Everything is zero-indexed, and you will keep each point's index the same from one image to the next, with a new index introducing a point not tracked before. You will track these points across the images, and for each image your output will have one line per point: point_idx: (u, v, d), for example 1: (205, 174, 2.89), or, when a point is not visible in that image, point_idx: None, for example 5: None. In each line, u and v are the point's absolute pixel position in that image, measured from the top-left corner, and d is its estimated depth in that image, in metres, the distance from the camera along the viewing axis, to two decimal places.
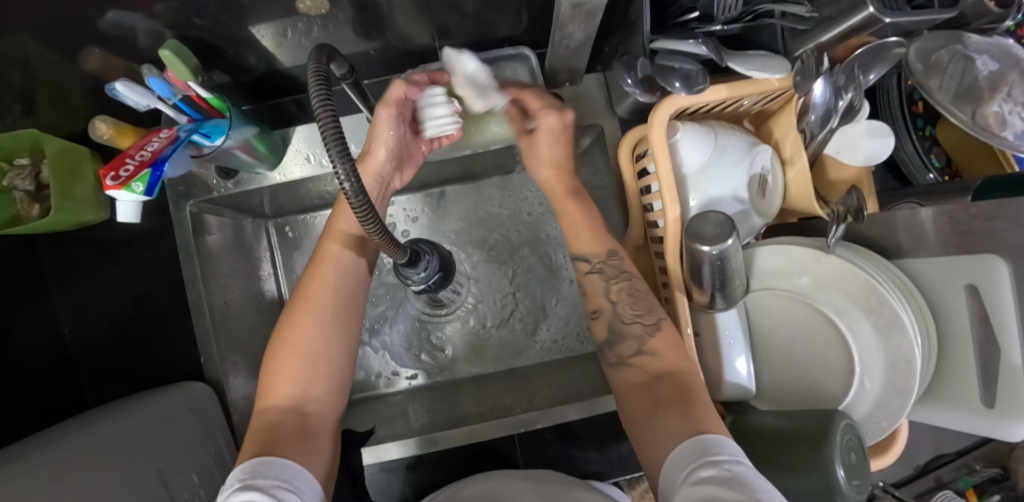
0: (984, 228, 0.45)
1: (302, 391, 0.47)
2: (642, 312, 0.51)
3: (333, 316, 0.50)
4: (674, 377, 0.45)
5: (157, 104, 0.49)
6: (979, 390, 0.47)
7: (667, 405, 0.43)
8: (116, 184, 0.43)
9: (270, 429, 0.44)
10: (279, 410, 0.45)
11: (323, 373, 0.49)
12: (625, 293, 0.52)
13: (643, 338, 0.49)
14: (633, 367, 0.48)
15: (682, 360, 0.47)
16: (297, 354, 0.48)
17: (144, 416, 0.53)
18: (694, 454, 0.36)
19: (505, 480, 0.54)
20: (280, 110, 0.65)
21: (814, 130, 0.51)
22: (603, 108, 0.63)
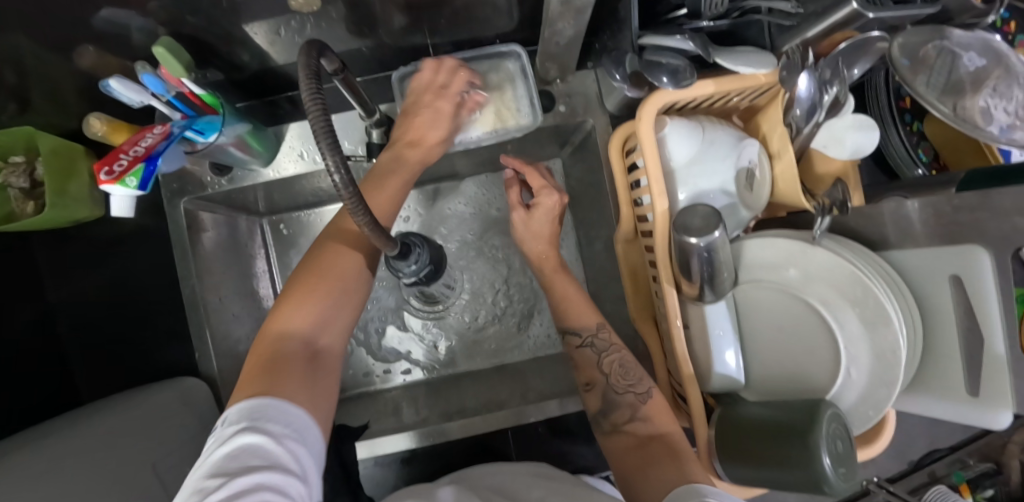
0: (968, 220, 0.45)
1: (308, 331, 0.43)
2: (635, 381, 0.54)
3: (350, 266, 0.46)
4: (663, 443, 0.49)
5: (150, 101, 0.49)
6: (964, 380, 0.47)
7: (659, 461, 0.47)
8: (109, 178, 0.43)
9: (276, 361, 0.40)
10: (287, 342, 0.42)
11: (330, 313, 0.45)
12: (617, 365, 0.56)
13: (635, 406, 0.53)
14: (626, 432, 0.52)
15: (671, 424, 0.51)
16: (307, 300, 0.44)
17: (137, 411, 0.53)
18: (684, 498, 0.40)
19: (494, 478, 0.54)
20: (274, 107, 0.65)
21: (800, 123, 0.52)
22: (594, 104, 0.64)
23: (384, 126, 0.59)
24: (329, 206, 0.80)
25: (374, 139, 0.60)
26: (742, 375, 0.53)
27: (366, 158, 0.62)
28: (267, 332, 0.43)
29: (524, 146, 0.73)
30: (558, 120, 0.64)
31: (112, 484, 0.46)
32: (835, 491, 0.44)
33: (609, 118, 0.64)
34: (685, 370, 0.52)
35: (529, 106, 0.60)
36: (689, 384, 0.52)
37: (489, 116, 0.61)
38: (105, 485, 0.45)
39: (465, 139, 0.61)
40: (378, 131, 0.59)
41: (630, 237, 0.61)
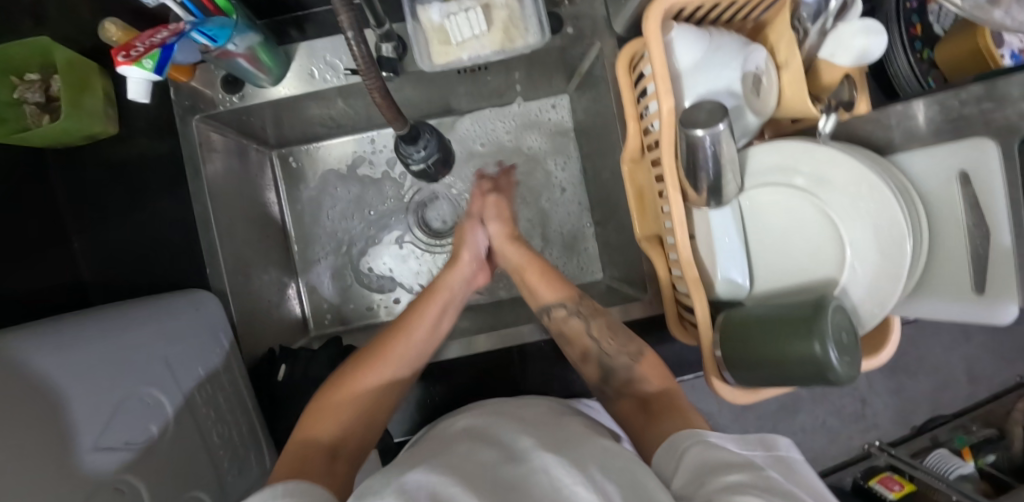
0: (974, 113, 0.45)
1: (384, 392, 0.56)
2: (624, 343, 0.59)
3: (380, 389, 0.55)
4: (661, 399, 0.54)
5: (163, 0, 0.48)
6: (970, 277, 0.47)
7: (667, 412, 0.52)
8: (126, 60, 0.44)
9: (300, 461, 0.45)
10: (312, 449, 0.47)
11: (388, 403, 0.56)
12: (604, 329, 0.60)
13: (630, 367, 0.58)
14: (628, 395, 0.57)
15: (667, 380, 0.57)
16: (412, 336, 0.60)
17: (145, 311, 0.54)
18: (692, 438, 0.44)
19: (507, 402, 0.57)
20: (283, 29, 0.65)
21: (806, 25, 0.52)
22: (602, 27, 0.63)
23: (393, 39, 0.59)
24: (336, 142, 0.83)
25: (384, 54, 0.59)
26: (748, 281, 0.54)
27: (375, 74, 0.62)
28: (395, 334, 0.59)
29: (531, 76, 0.74)
30: (565, 43, 0.65)
31: (128, 368, 0.47)
32: (840, 379, 0.44)
33: (616, 41, 0.63)
34: (691, 274, 0.52)
35: (537, 25, 0.61)
36: (695, 289, 0.52)
37: (497, 34, 0.60)
38: (121, 367, 0.46)
39: (474, 56, 0.61)
40: (389, 45, 0.59)
41: (636, 156, 0.61)
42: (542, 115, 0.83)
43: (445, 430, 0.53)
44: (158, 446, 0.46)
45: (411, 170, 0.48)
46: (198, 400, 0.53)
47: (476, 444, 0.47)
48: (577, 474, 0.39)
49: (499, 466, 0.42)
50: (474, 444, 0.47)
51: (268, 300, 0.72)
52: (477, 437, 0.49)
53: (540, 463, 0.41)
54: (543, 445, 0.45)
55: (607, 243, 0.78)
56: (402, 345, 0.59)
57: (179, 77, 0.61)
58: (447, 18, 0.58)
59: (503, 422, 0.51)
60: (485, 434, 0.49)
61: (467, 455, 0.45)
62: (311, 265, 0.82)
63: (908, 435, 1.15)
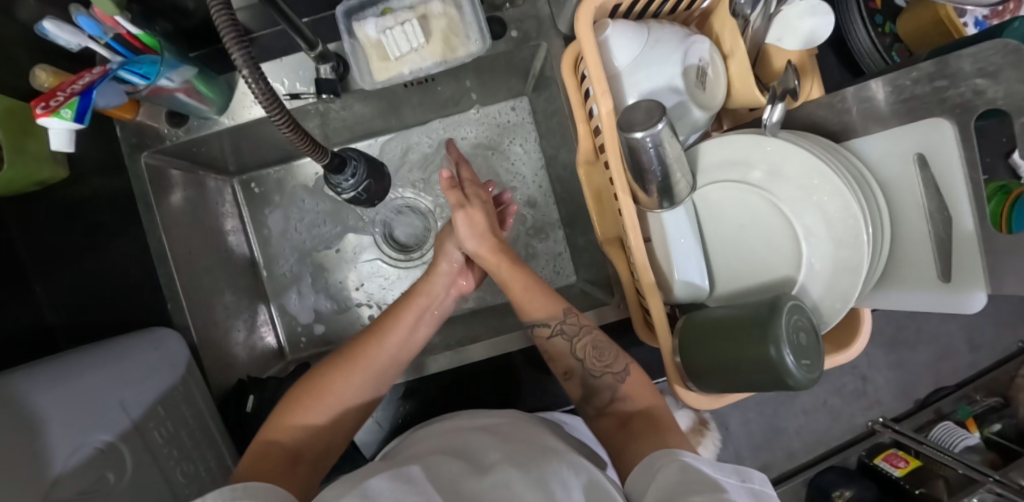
0: (927, 92, 0.43)
1: (356, 401, 0.55)
2: (610, 362, 0.56)
3: (351, 391, 0.54)
4: (638, 421, 0.52)
5: (88, 44, 0.48)
6: (935, 265, 0.45)
7: (645, 433, 0.50)
8: (44, 111, 0.44)
9: (263, 463, 0.47)
10: (276, 451, 0.49)
11: (361, 409, 0.56)
12: (590, 347, 0.57)
13: (615, 386, 0.55)
14: (610, 414, 0.55)
15: (652, 398, 0.54)
16: (390, 343, 0.58)
17: (102, 351, 0.54)
18: (666, 456, 0.44)
19: (476, 417, 0.55)
20: (226, 54, 0.64)
21: (746, 11, 0.50)
22: (547, 27, 0.62)
23: (330, 60, 0.58)
24: (301, 161, 0.83)
25: (323, 75, 0.59)
26: (708, 281, 0.52)
27: (316, 96, 0.61)
28: (371, 337, 0.58)
29: (485, 82, 0.73)
30: (511, 46, 0.63)
31: (78, 413, 0.47)
32: (799, 383, 0.42)
33: (562, 40, 0.62)
34: (647, 279, 0.50)
35: (479, 31, 0.59)
36: (652, 293, 0.50)
37: (437, 44, 0.58)
38: (68, 414, 0.46)
39: (416, 69, 0.59)
40: (326, 65, 0.58)
41: (590, 158, 0.59)
42: (503, 119, 0.81)
43: (409, 448, 0.51)
44: (112, 490, 0.46)
45: (343, 199, 0.47)
46: (159, 438, 0.53)
47: (446, 455, 0.46)
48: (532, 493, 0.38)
49: (462, 476, 0.41)
50: (446, 457, 0.45)
51: (236, 328, 0.72)
52: (448, 451, 0.47)
53: (503, 477, 0.40)
54: (511, 460, 0.43)
55: (577, 245, 0.77)
56: (380, 351, 0.57)
57: (124, 115, 0.60)
58: (383, 32, 0.56)
59: (471, 437, 0.50)
60: (452, 448, 0.48)
61: (433, 465, 0.43)
62: (283, 289, 0.82)
63: (913, 410, 1.10)
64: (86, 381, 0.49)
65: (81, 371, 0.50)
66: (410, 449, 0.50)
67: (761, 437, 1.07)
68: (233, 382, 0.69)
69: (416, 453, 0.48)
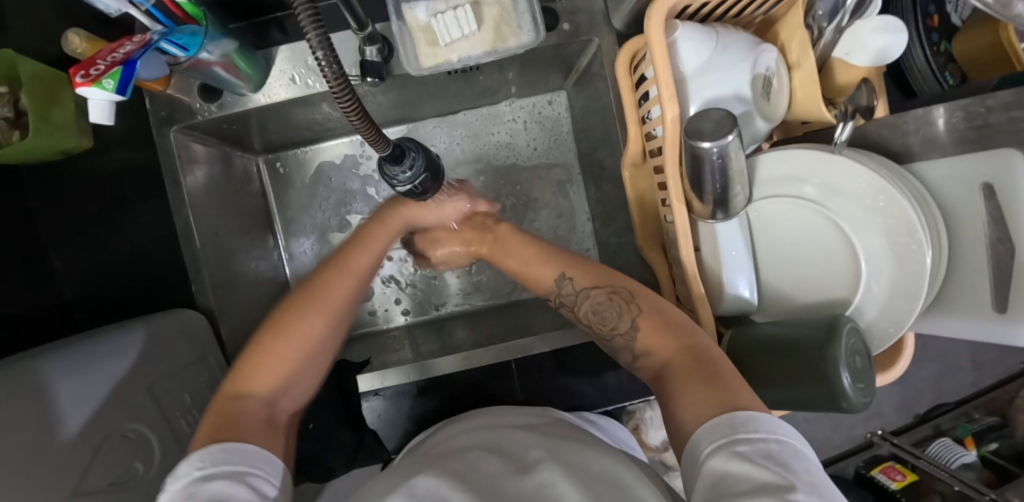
0: (1001, 121, 0.41)
1: (322, 343, 0.50)
2: (613, 323, 0.50)
3: (309, 328, 0.49)
4: (678, 367, 0.43)
5: (128, 10, 0.45)
6: (991, 296, 0.44)
7: (681, 382, 0.42)
8: (85, 80, 0.41)
9: (235, 419, 0.42)
10: (249, 406, 0.44)
11: (326, 355, 0.51)
12: (592, 310, 0.52)
13: (630, 343, 0.49)
14: (644, 367, 0.48)
15: (675, 344, 0.45)
16: (345, 278, 0.54)
17: (124, 335, 0.52)
18: (728, 430, 0.35)
19: (509, 416, 0.51)
20: (263, 29, 0.62)
21: (822, 24, 0.49)
22: (600, 22, 0.60)
23: (377, 42, 0.56)
24: (329, 143, 0.80)
25: (368, 57, 0.57)
26: (757, 297, 0.51)
27: (359, 79, 0.59)
28: (324, 276, 0.53)
29: (526, 73, 0.71)
30: (562, 39, 0.61)
31: (105, 402, 0.46)
32: (853, 407, 0.41)
33: (615, 37, 0.60)
34: (696, 291, 0.49)
35: (532, 22, 0.56)
36: (701, 304, 0.49)
37: (489, 32, 0.56)
38: (96, 400, 0.45)
39: (464, 57, 0.57)
40: (372, 48, 0.56)
41: (638, 162, 0.57)
42: (538, 112, 0.80)
43: (449, 441, 0.47)
44: (142, 481, 0.46)
45: (398, 191, 0.44)
46: (185, 427, 0.52)
47: (485, 453, 0.41)
48: (582, 490, 0.35)
49: (503, 477, 0.37)
50: (489, 454, 0.41)
51: (260, 312, 0.70)
52: (488, 447, 0.43)
53: (548, 475, 0.36)
54: (553, 455, 0.40)
55: (608, 246, 0.76)
56: (338, 287, 0.53)
57: (156, 87, 0.57)
58: (434, 17, 0.54)
59: (515, 432, 0.45)
60: (495, 444, 0.43)
61: (468, 466, 0.39)
62: (303, 272, 0.80)
63: (911, 424, 1.10)
64: (109, 368, 0.47)
65: (108, 354, 0.49)
66: (446, 443, 0.47)
67: None
68: None
69: (455, 448, 0.45)
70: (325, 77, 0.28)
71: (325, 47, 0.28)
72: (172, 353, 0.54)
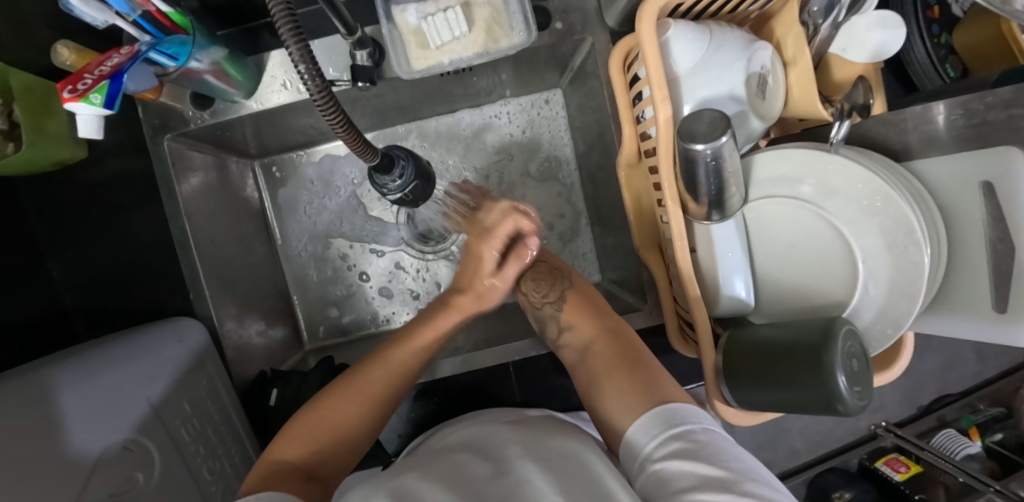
0: (1001, 118, 0.40)
1: (361, 428, 0.50)
2: (546, 291, 0.58)
3: (359, 403, 0.50)
4: (598, 348, 0.51)
5: (115, 21, 0.45)
6: (991, 296, 0.43)
7: (619, 370, 0.47)
8: (72, 95, 0.41)
9: (272, 476, 0.43)
10: (286, 466, 0.45)
11: (365, 436, 0.50)
12: (529, 280, 0.60)
13: (557, 317, 0.57)
14: (566, 346, 0.56)
15: (593, 326, 0.54)
16: (394, 368, 0.53)
17: (113, 352, 0.52)
18: (658, 427, 0.38)
19: (489, 416, 0.51)
20: (254, 35, 0.62)
21: (817, 20, 0.49)
22: (593, 20, 0.59)
23: (367, 46, 0.55)
24: (323, 145, 0.80)
25: (359, 62, 0.56)
26: (753, 298, 0.51)
27: (350, 83, 0.59)
28: (390, 349, 0.54)
29: (520, 73, 0.70)
30: (555, 39, 0.61)
31: (101, 415, 0.46)
32: (849, 410, 0.41)
33: (609, 35, 0.59)
34: (693, 293, 0.49)
35: (524, 22, 0.55)
36: (697, 306, 0.49)
37: (480, 34, 0.55)
38: (92, 419, 0.45)
39: (456, 59, 0.56)
40: (363, 52, 0.56)
41: (633, 161, 0.57)
42: (535, 112, 0.79)
43: (442, 441, 0.47)
44: (142, 492, 0.46)
45: (389, 200, 0.44)
46: (186, 436, 0.53)
47: (474, 453, 0.41)
48: (556, 483, 0.35)
49: (484, 479, 0.37)
50: (476, 454, 0.41)
51: (261, 317, 0.71)
52: (476, 446, 0.43)
53: (525, 472, 0.36)
54: (533, 453, 0.39)
55: (605, 245, 0.76)
56: (385, 377, 0.52)
57: (151, 95, 0.56)
58: (424, 19, 0.53)
59: (501, 430, 0.45)
60: (482, 445, 0.43)
61: (455, 467, 0.39)
62: (301, 274, 0.80)
63: (915, 416, 1.05)
64: (102, 386, 0.48)
65: (106, 366, 0.50)
66: (440, 443, 0.47)
67: (766, 436, 1.04)
68: (255, 373, 0.68)
69: (447, 447, 0.45)
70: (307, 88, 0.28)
71: (306, 57, 0.28)
72: (169, 364, 0.54)
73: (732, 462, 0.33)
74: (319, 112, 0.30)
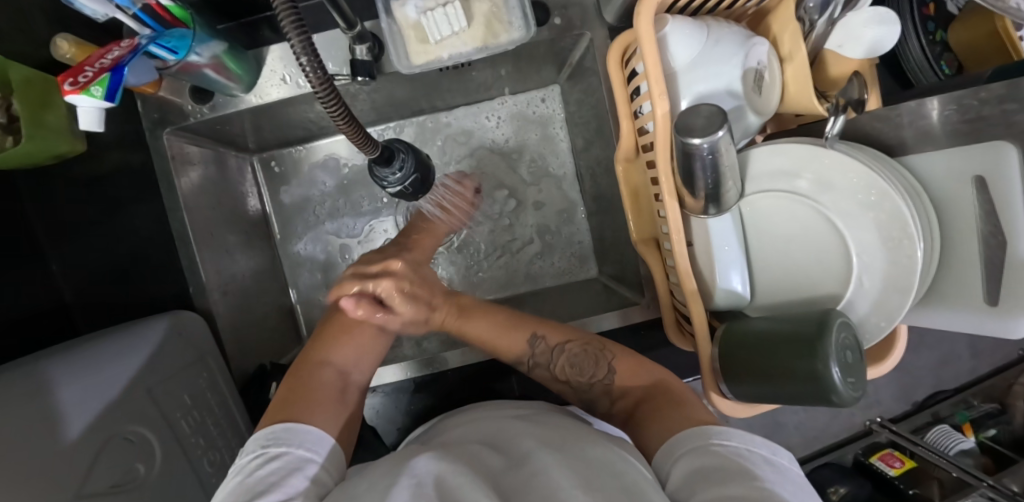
0: (995, 113, 0.41)
1: (392, 320, 0.57)
2: (592, 373, 0.54)
3: (384, 304, 0.57)
4: (647, 403, 0.49)
5: (116, 14, 0.44)
6: (983, 289, 0.44)
7: (661, 410, 0.47)
8: (74, 88, 0.41)
9: (316, 384, 0.48)
10: (326, 375, 0.50)
11: (393, 329, 0.58)
12: (568, 367, 0.55)
13: (607, 385, 0.54)
14: (618, 413, 0.53)
15: (648, 378, 0.52)
16: (414, 263, 0.62)
17: (109, 347, 0.52)
18: (701, 436, 0.39)
19: (493, 412, 0.50)
20: (253, 29, 0.62)
21: (813, 17, 0.50)
22: (592, 16, 0.60)
23: (366, 41, 0.56)
24: (322, 141, 0.80)
25: (359, 56, 0.57)
26: (749, 291, 0.52)
27: (350, 77, 0.59)
28: (401, 257, 0.61)
29: (519, 68, 0.71)
30: (554, 34, 0.61)
31: (102, 408, 0.46)
32: (844, 401, 0.41)
33: (607, 31, 0.60)
34: (690, 287, 0.49)
35: (522, 17, 0.56)
36: (694, 299, 0.50)
37: (479, 29, 0.55)
38: (94, 410, 0.45)
39: (455, 54, 0.56)
40: (362, 47, 0.56)
41: (630, 156, 0.57)
42: (533, 108, 0.80)
43: (440, 435, 0.48)
44: (144, 481, 0.47)
45: (388, 191, 0.45)
46: (186, 428, 0.53)
47: (482, 448, 0.41)
48: (565, 474, 0.35)
49: (499, 474, 0.37)
50: (484, 448, 0.41)
51: (260, 311, 0.72)
52: (481, 441, 0.43)
53: (544, 465, 0.36)
54: (546, 445, 0.40)
55: (603, 240, 0.76)
56: (407, 269, 0.60)
57: (149, 89, 0.58)
58: (423, 14, 0.53)
59: (510, 425, 0.45)
60: (492, 439, 0.43)
61: (463, 458, 0.39)
62: (300, 268, 0.81)
63: (909, 412, 1.07)
64: (101, 379, 0.47)
65: (107, 360, 0.50)
66: (441, 437, 0.47)
67: (760, 431, 1.04)
68: (255, 367, 0.68)
69: (448, 441, 0.45)
70: (309, 81, 0.29)
71: (308, 50, 0.28)
72: (169, 356, 0.54)
73: (766, 478, 0.33)
74: (320, 105, 0.32)
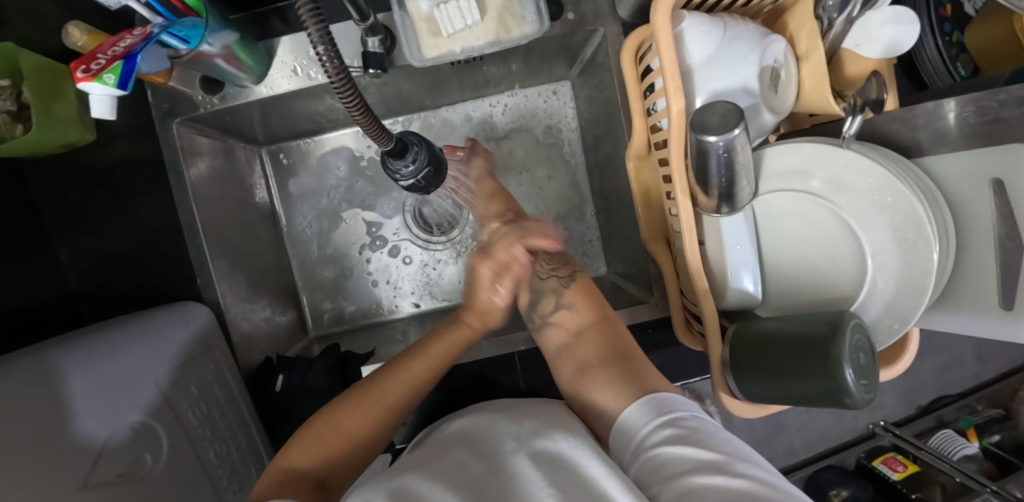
0: (1014, 115, 0.41)
1: (378, 424, 0.52)
2: (556, 270, 0.64)
3: (362, 413, 0.52)
4: (589, 335, 0.59)
5: (127, 1, 0.44)
6: (998, 293, 0.43)
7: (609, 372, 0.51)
8: (86, 75, 0.41)
9: (281, 487, 0.44)
10: (295, 477, 0.46)
11: (379, 432, 0.53)
12: (547, 264, 0.64)
13: (557, 299, 0.63)
14: (555, 325, 0.61)
15: (591, 309, 0.62)
16: (408, 369, 0.56)
17: (115, 338, 0.52)
18: None
19: (483, 410, 0.49)
20: (263, 20, 0.62)
21: (831, 15, 0.48)
22: (605, 12, 0.59)
23: (379, 33, 0.56)
24: (330, 134, 0.80)
25: (371, 48, 0.56)
26: (761, 292, 0.51)
27: (362, 70, 0.59)
28: (391, 370, 0.56)
29: (530, 64, 0.70)
30: (567, 29, 0.60)
31: (107, 400, 0.46)
32: (856, 403, 0.41)
33: (621, 27, 0.59)
34: (701, 286, 0.49)
35: (535, 12, 0.55)
36: (705, 298, 0.49)
37: (492, 23, 0.54)
38: (100, 402, 0.45)
39: (467, 48, 0.55)
40: (374, 39, 0.56)
41: (642, 154, 0.57)
42: (542, 103, 0.79)
43: (443, 432, 0.48)
44: (152, 472, 0.46)
45: (401, 184, 0.44)
46: (193, 419, 0.53)
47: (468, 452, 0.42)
48: None
49: (481, 479, 0.38)
50: (467, 451, 0.42)
51: (267, 303, 0.71)
52: (468, 442, 0.44)
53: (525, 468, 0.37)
54: (527, 448, 0.40)
55: (611, 237, 0.76)
56: (397, 383, 0.55)
57: (159, 80, 0.57)
58: (437, 7, 0.53)
59: (496, 421, 0.46)
60: (472, 438, 0.44)
61: (455, 464, 0.39)
62: (306, 260, 0.80)
63: (913, 416, 1.06)
64: (107, 369, 0.48)
65: (112, 351, 0.50)
66: (444, 435, 0.47)
67: (762, 432, 1.04)
68: (261, 359, 0.68)
69: (450, 440, 0.44)
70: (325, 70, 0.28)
71: (325, 39, 0.28)
72: (177, 347, 0.54)
73: None
74: (336, 96, 0.31)
